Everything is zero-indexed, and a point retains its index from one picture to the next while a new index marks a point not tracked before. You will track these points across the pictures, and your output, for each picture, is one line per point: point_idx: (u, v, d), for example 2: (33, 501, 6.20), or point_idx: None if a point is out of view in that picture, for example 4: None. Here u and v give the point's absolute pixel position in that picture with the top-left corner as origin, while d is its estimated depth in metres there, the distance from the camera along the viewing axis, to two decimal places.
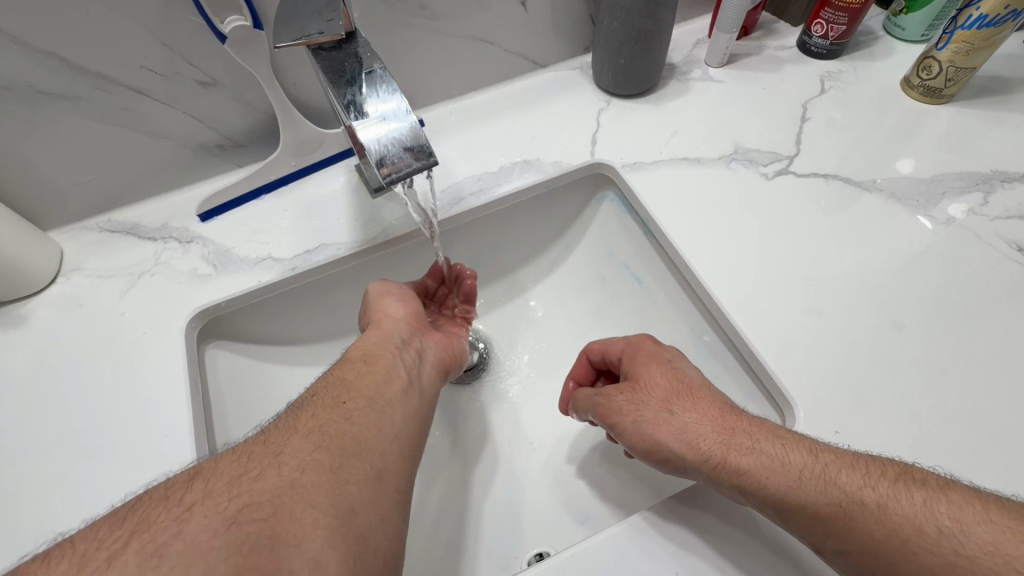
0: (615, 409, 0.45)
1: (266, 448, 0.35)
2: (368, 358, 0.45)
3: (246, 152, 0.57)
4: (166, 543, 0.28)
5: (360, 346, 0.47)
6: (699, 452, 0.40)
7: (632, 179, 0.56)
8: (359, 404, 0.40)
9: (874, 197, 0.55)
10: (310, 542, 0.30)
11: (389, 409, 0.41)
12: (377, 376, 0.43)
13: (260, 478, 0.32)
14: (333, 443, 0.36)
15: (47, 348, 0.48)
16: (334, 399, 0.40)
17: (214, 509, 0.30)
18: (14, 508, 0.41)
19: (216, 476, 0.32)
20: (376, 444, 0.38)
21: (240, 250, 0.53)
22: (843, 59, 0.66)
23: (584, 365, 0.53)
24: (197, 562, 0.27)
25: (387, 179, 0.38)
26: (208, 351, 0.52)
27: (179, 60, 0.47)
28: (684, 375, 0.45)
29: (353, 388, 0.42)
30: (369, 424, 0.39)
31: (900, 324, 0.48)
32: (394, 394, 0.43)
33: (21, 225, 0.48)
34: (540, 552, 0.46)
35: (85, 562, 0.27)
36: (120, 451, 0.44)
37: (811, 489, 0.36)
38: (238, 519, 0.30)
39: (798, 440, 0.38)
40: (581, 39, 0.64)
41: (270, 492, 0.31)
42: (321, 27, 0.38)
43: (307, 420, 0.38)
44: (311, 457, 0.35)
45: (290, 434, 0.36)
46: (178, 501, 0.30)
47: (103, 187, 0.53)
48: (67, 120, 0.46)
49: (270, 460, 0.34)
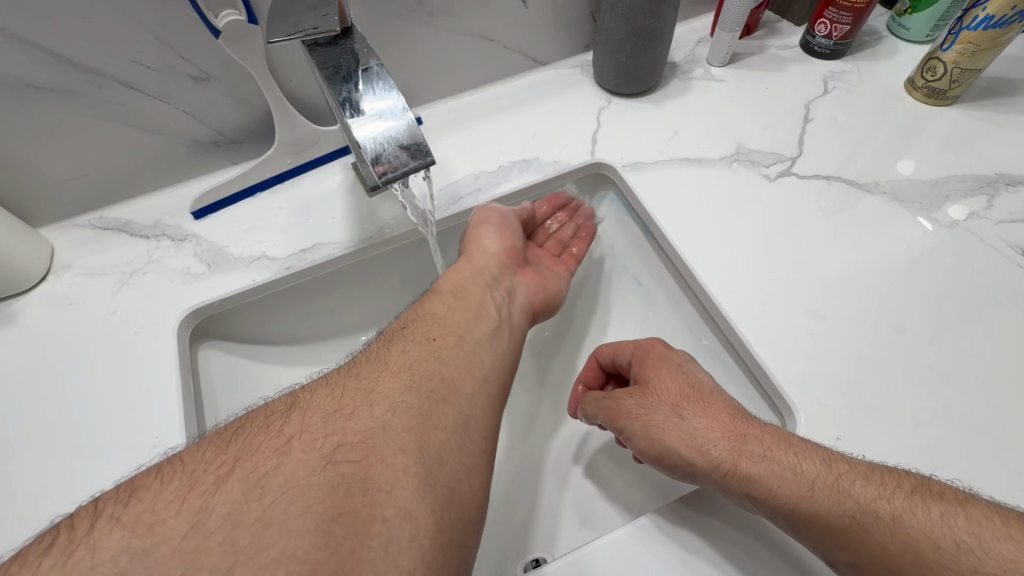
0: (625, 413, 0.45)
1: (358, 383, 0.38)
2: (458, 293, 0.48)
3: (242, 149, 0.56)
4: (270, 475, 0.30)
5: (450, 281, 0.50)
6: (709, 458, 0.39)
7: (633, 179, 0.56)
8: (449, 343, 0.43)
9: (877, 199, 0.54)
10: (400, 488, 0.32)
11: (477, 348, 0.44)
12: (468, 313, 0.46)
13: (353, 416, 0.35)
14: (422, 384, 0.39)
15: (38, 347, 0.48)
16: (425, 335, 0.43)
17: (311, 445, 0.32)
18: (4, 509, 0.40)
19: (313, 408, 0.35)
20: (463, 385, 0.40)
21: (235, 249, 0.52)
22: (847, 59, 0.65)
23: (593, 367, 0.53)
24: (298, 498, 0.29)
25: (383, 178, 0.37)
26: (200, 351, 0.51)
27: (172, 55, 0.46)
28: (694, 379, 0.44)
29: (443, 324, 0.45)
30: (458, 364, 0.42)
31: (904, 328, 0.47)
32: (481, 333, 0.45)
33: (10, 221, 0.47)
34: (537, 557, 0.45)
35: (194, 484, 0.29)
36: (111, 452, 0.43)
37: (823, 500, 0.35)
38: (334, 457, 0.32)
39: (812, 448, 0.38)
40: (582, 36, 0.63)
41: (363, 433, 0.34)
42: (317, 21, 0.38)
43: (398, 355, 0.41)
44: (400, 398, 0.37)
45: (382, 370, 0.39)
46: (278, 434, 0.33)
47: (95, 183, 0.52)
48: (58, 114, 0.45)
49: (363, 398, 0.36)
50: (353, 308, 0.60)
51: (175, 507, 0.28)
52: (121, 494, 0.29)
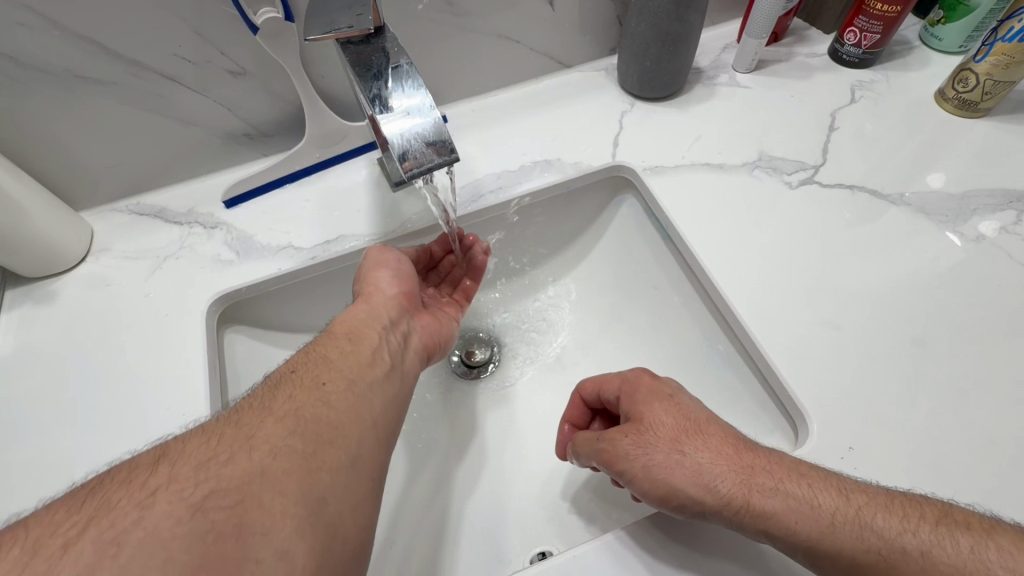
0: (622, 455, 0.41)
1: (238, 428, 0.34)
2: (354, 336, 0.44)
3: (273, 142, 0.58)
4: (127, 531, 0.27)
5: (346, 322, 0.46)
6: (719, 494, 0.37)
7: (653, 182, 0.56)
8: (339, 387, 0.39)
9: (900, 211, 0.54)
10: (278, 530, 0.30)
11: (369, 390, 0.41)
12: (362, 358, 0.42)
13: (230, 461, 0.32)
14: (307, 429, 0.36)
15: (74, 325, 0.50)
16: (312, 378, 0.39)
17: (179, 494, 0.29)
18: (39, 476, 0.43)
19: (184, 458, 0.32)
20: (352, 430, 0.37)
21: (262, 238, 0.54)
22: (876, 68, 0.64)
23: (578, 405, 0.50)
24: (158, 552, 0.27)
25: (409, 173, 0.38)
26: (227, 336, 0.53)
27: (211, 49, 0.48)
28: (686, 409, 0.42)
29: (335, 367, 0.41)
30: (347, 407, 0.38)
31: (923, 341, 0.46)
32: (375, 377, 0.42)
33: (55, 204, 0.50)
34: (543, 550, 0.46)
35: (39, 547, 0.26)
36: (139, 428, 0.45)
37: (845, 535, 0.35)
38: (204, 506, 0.29)
39: (823, 479, 0.37)
40: (607, 40, 0.64)
41: (239, 478, 0.31)
42: (351, 20, 0.39)
43: (281, 402, 0.37)
44: (284, 443, 0.34)
45: (265, 416, 0.36)
46: (142, 486, 0.30)
47: (134, 171, 0.54)
48: (102, 103, 0.48)
49: (240, 443, 0.33)
50: None
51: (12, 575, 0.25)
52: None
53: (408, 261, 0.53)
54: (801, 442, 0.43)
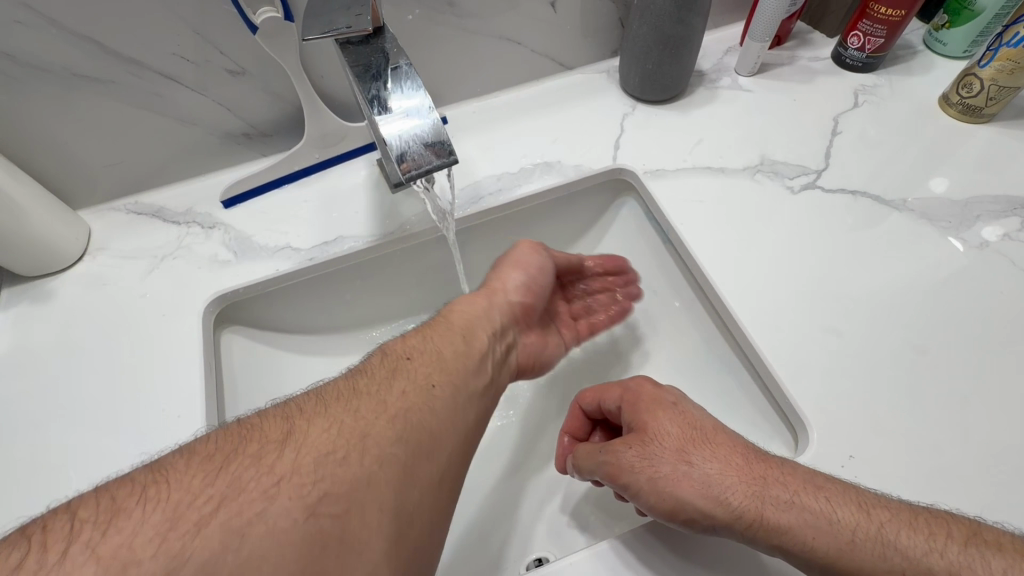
0: (626, 468, 0.40)
1: (355, 421, 0.36)
2: (468, 335, 0.46)
3: (273, 142, 0.58)
4: (253, 522, 0.29)
5: (462, 314, 0.48)
6: (729, 507, 0.36)
7: (655, 186, 0.56)
8: (446, 392, 0.41)
9: (904, 216, 0.53)
10: (371, 548, 0.32)
11: (467, 406, 0.42)
12: (471, 364, 0.44)
13: (346, 461, 0.34)
14: (411, 435, 0.37)
15: (71, 324, 0.50)
16: (426, 378, 0.41)
17: (298, 491, 0.31)
18: (34, 476, 0.42)
19: (307, 445, 0.34)
20: (447, 440, 0.39)
21: (260, 238, 0.54)
22: (879, 73, 0.64)
23: (577, 415, 0.50)
24: (276, 551, 0.29)
25: (407, 175, 0.38)
26: (224, 336, 0.53)
27: (210, 48, 0.48)
28: (692, 419, 0.41)
29: (446, 370, 0.42)
30: (448, 418, 0.40)
31: (925, 349, 0.46)
32: (475, 389, 0.43)
33: (52, 203, 0.50)
34: (540, 556, 0.46)
35: (178, 519, 0.28)
36: (135, 428, 0.44)
37: (867, 553, 0.34)
38: (315, 511, 0.31)
39: (843, 493, 0.36)
40: (609, 42, 0.63)
41: (348, 483, 0.33)
42: (350, 21, 0.39)
43: (394, 396, 0.39)
44: (390, 449, 0.36)
45: (381, 412, 0.37)
46: (269, 472, 0.32)
47: (132, 170, 0.54)
48: (100, 102, 0.47)
49: (354, 441, 0.35)
50: (371, 303, 0.61)
51: (153, 547, 0.27)
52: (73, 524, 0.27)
53: (549, 270, 0.54)
54: (800, 449, 0.42)
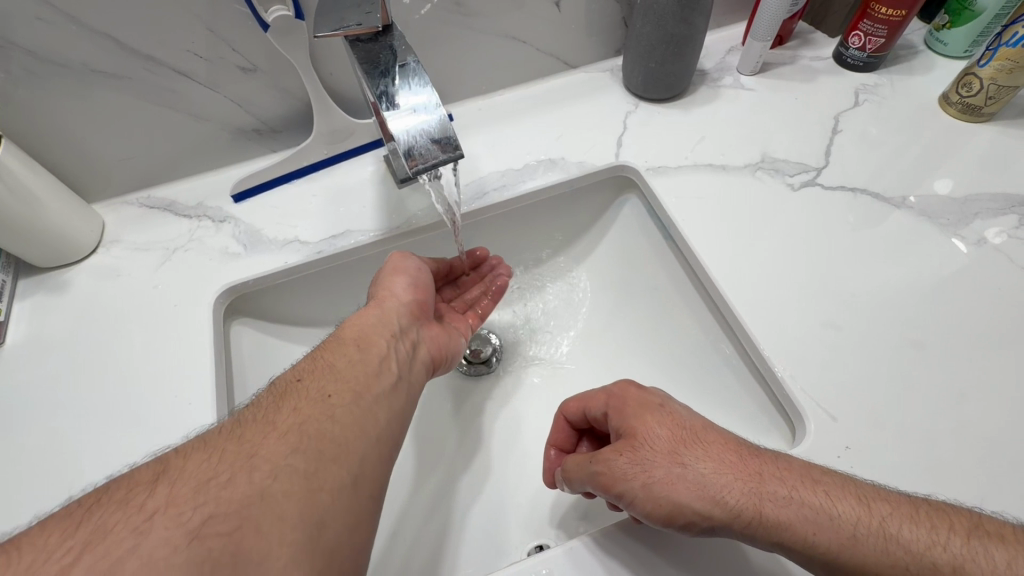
0: (619, 476, 0.40)
1: (240, 445, 0.35)
2: (361, 342, 0.44)
3: (282, 138, 0.59)
4: (122, 560, 0.27)
5: (355, 327, 0.46)
6: (727, 506, 0.37)
7: (656, 182, 0.56)
8: (345, 398, 0.40)
9: (903, 214, 0.54)
10: (275, 560, 0.30)
11: (373, 406, 0.41)
12: (368, 367, 0.43)
13: (229, 484, 0.32)
14: (309, 445, 0.36)
15: (85, 315, 0.51)
16: (319, 390, 0.40)
17: (176, 520, 0.29)
18: (50, 461, 0.44)
19: (184, 478, 0.32)
20: (355, 445, 0.38)
21: (270, 232, 0.55)
22: (881, 73, 0.64)
23: (562, 427, 0.51)
24: None
25: (414, 170, 0.39)
26: (234, 327, 0.54)
27: (223, 46, 0.49)
28: (680, 419, 0.42)
29: (341, 378, 0.41)
30: (350, 423, 0.38)
31: (922, 344, 0.47)
32: (379, 389, 0.42)
33: (68, 196, 0.51)
34: (540, 543, 0.48)
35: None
36: (147, 416, 0.46)
37: (870, 546, 0.34)
38: (200, 533, 0.29)
39: (841, 487, 0.37)
40: (612, 41, 0.64)
41: (238, 502, 0.31)
42: (360, 18, 0.40)
43: (286, 415, 0.37)
44: (284, 461, 0.34)
45: (267, 433, 0.36)
46: (139, 508, 0.30)
47: (145, 164, 0.55)
48: (116, 98, 0.49)
49: (242, 462, 0.33)
50: None
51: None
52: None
53: (426, 270, 0.54)
54: (798, 441, 0.43)
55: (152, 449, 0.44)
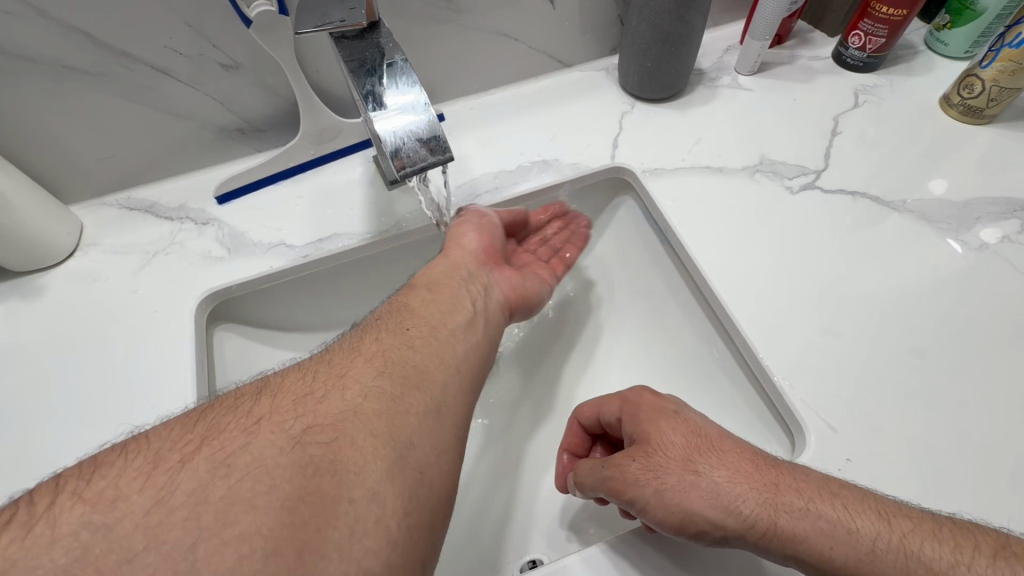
0: (631, 482, 0.39)
1: (332, 368, 0.36)
2: (432, 287, 0.45)
3: (267, 138, 0.57)
4: (236, 455, 0.29)
5: (427, 275, 0.47)
6: (740, 517, 0.36)
7: (653, 184, 0.55)
8: (422, 332, 0.41)
9: (903, 217, 0.53)
10: (370, 471, 0.31)
11: (451, 338, 0.42)
12: (441, 307, 0.44)
13: (324, 399, 0.34)
14: (395, 369, 0.37)
15: (63, 320, 0.49)
16: (399, 325, 0.41)
17: (280, 427, 0.31)
18: (24, 474, 0.42)
19: (284, 392, 0.34)
20: (436, 373, 0.38)
21: (254, 235, 0.53)
22: (880, 73, 0.63)
23: (576, 432, 0.49)
24: (265, 478, 0.28)
25: (401, 171, 0.37)
26: (217, 333, 0.52)
27: (204, 42, 0.47)
28: (696, 427, 0.41)
29: (418, 316, 0.42)
30: (431, 352, 0.40)
31: (923, 351, 0.46)
32: (456, 324, 0.43)
33: (43, 197, 0.49)
34: (534, 558, 0.46)
35: (160, 461, 0.28)
36: (127, 424, 0.44)
37: (889, 563, 0.33)
38: (302, 440, 0.31)
39: (862, 500, 0.35)
40: (608, 39, 0.63)
41: (333, 415, 0.33)
42: (344, 14, 0.38)
43: (370, 343, 0.39)
44: (372, 384, 0.35)
45: (353, 357, 0.37)
46: (248, 414, 0.32)
47: (124, 164, 0.54)
48: (92, 96, 0.47)
49: (333, 381, 0.35)
50: (366, 301, 0.60)
51: (139, 484, 0.27)
52: (88, 469, 0.28)
53: (495, 216, 0.52)
54: (798, 453, 0.42)
55: None
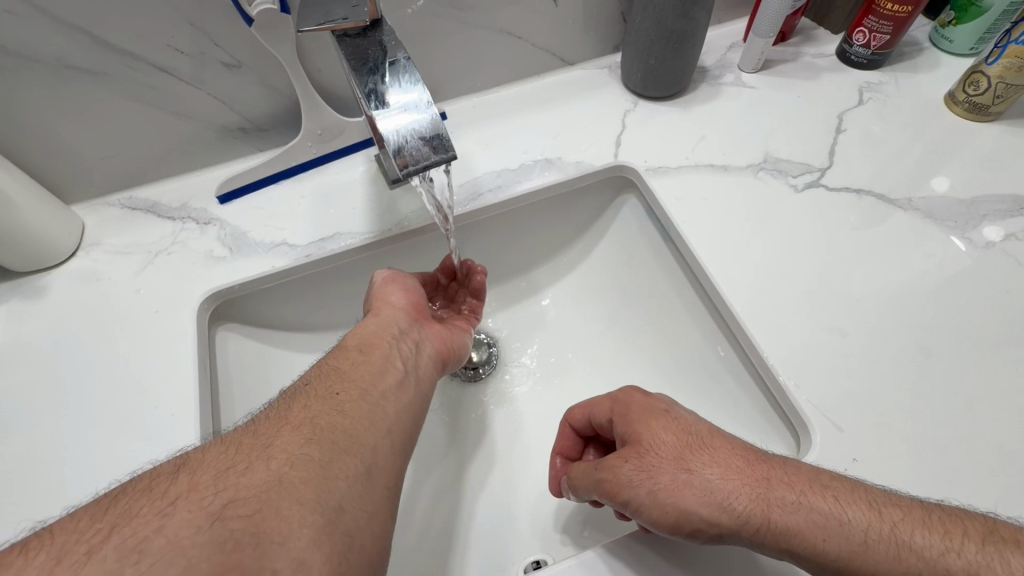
0: (624, 483, 0.39)
1: (256, 438, 0.34)
2: (364, 347, 0.44)
3: (269, 137, 0.57)
4: (148, 540, 0.27)
5: (357, 334, 0.46)
6: (735, 513, 0.36)
7: (656, 183, 0.55)
8: (354, 395, 0.39)
9: (908, 216, 0.53)
10: (294, 540, 0.29)
11: (382, 401, 0.40)
12: (373, 367, 0.42)
13: (247, 472, 0.31)
14: (324, 436, 0.35)
15: (62, 322, 0.49)
16: (328, 390, 0.39)
17: (199, 503, 0.29)
18: (23, 476, 0.42)
19: (203, 467, 0.31)
20: (367, 437, 0.37)
21: (256, 234, 0.53)
22: (885, 70, 0.63)
23: (568, 435, 0.49)
24: (179, 561, 0.26)
25: (404, 170, 0.37)
26: (219, 333, 0.52)
27: (206, 41, 0.47)
28: (687, 426, 0.41)
29: (349, 378, 0.41)
30: (362, 416, 0.38)
31: (929, 351, 0.45)
32: (388, 385, 0.42)
33: (45, 197, 0.49)
34: (537, 559, 0.45)
35: (65, 554, 0.26)
36: (128, 425, 0.44)
37: (881, 553, 0.33)
38: (222, 515, 0.29)
39: (852, 492, 0.35)
40: (611, 37, 0.62)
41: (257, 487, 0.31)
42: (346, 12, 0.38)
43: (298, 411, 0.37)
44: (300, 451, 0.34)
45: (280, 426, 0.35)
46: (162, 495, 0.29)
47: (127, 164, 0.53)
48: (93, 95, 0.47)
49: (257, 453, 0.33)
50: None
51: None
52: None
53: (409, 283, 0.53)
54: (803, 452, 0.42)
55: (132, 461, 0.42)
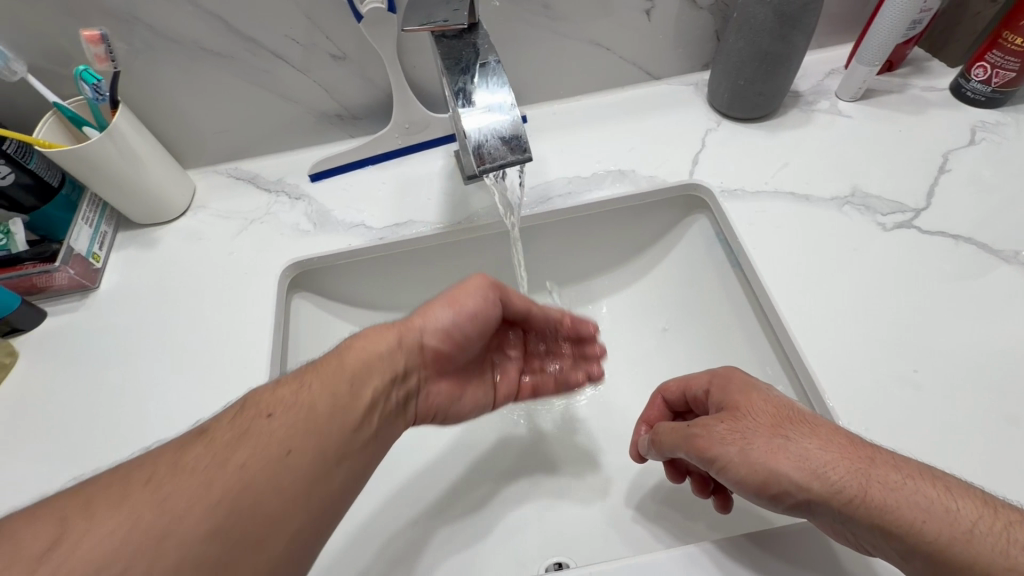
0: (716, 440, 0.39)
1: (233, 443, 0.34)
2: (358, 375, 0.40)
3: (361, 125, 0.61)
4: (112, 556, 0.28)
5: (359, 350, 0.42)
6: (828, 482, 0.34)
7: (730, 207, 0.54)
8: (336, 427, 0.37)
9: (1014, 270, 0.48)
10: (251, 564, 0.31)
11: (357, 442, 0.39)
12: (355, 410, 0.39)
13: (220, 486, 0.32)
14: (296, 461, 0.35)
15: (168, 271, 0.55)
16: (313, 410, 0.37)
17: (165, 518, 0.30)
18: (120, 401, 0.48)
19: (174, 475, 0.31)
20: (338, 469, 0.37)
21: (339, 213, 0.57)
22: (1006, 110, 0.58)
23: (659, 406, 0.49)
24: None
25: (482, 167, 0.39)
26: (295, 299, 0.56)
27: (319, 33, 0.51)
28: (789, 403, 0.39)
29: (336, 405, 0.38)
30: (336, 451, 0.37)
31: (1019, 418, 0.41)
32: (364, 435, 0.39)
33: (167, 159, 0.55)
34: (559, 561, 0.47)
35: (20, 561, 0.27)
36: (209, 370, 0.49)
37: (988, 547, 0.30)
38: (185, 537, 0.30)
39: (963, 487, 0.32)
40: (702, 54, 0.62)
41: (223, 510, 0.31)
42: (448, 15, 0.40)
43: (279, 424, 0.35)
44: (273, 477, 0.33)
45: (261, 436, 0.35)
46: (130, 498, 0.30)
47: (237, 138, 0.59)
48: (219, 75, 0.53)
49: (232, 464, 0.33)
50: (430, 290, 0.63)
51: None
52: None
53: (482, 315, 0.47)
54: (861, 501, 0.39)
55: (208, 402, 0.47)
